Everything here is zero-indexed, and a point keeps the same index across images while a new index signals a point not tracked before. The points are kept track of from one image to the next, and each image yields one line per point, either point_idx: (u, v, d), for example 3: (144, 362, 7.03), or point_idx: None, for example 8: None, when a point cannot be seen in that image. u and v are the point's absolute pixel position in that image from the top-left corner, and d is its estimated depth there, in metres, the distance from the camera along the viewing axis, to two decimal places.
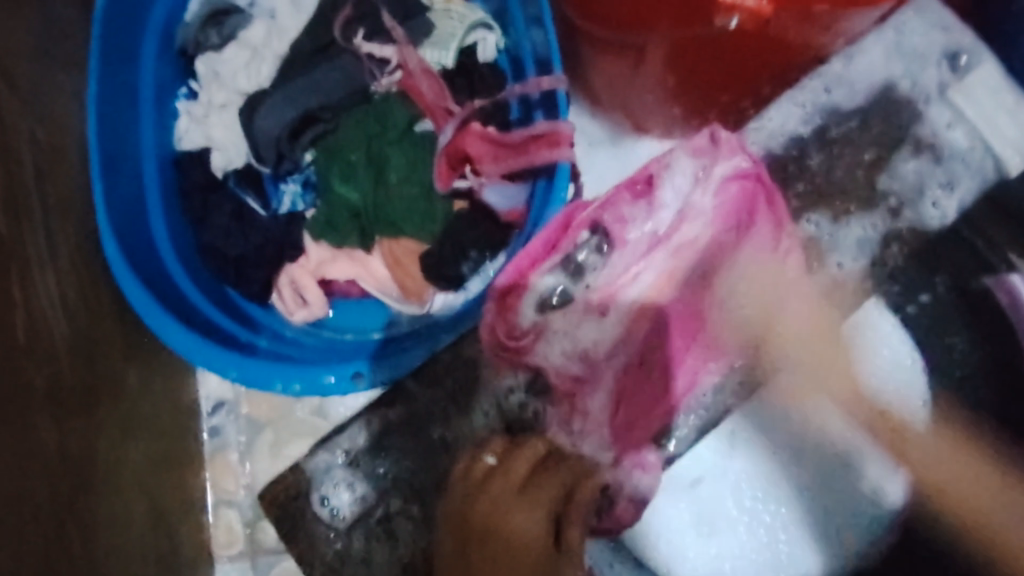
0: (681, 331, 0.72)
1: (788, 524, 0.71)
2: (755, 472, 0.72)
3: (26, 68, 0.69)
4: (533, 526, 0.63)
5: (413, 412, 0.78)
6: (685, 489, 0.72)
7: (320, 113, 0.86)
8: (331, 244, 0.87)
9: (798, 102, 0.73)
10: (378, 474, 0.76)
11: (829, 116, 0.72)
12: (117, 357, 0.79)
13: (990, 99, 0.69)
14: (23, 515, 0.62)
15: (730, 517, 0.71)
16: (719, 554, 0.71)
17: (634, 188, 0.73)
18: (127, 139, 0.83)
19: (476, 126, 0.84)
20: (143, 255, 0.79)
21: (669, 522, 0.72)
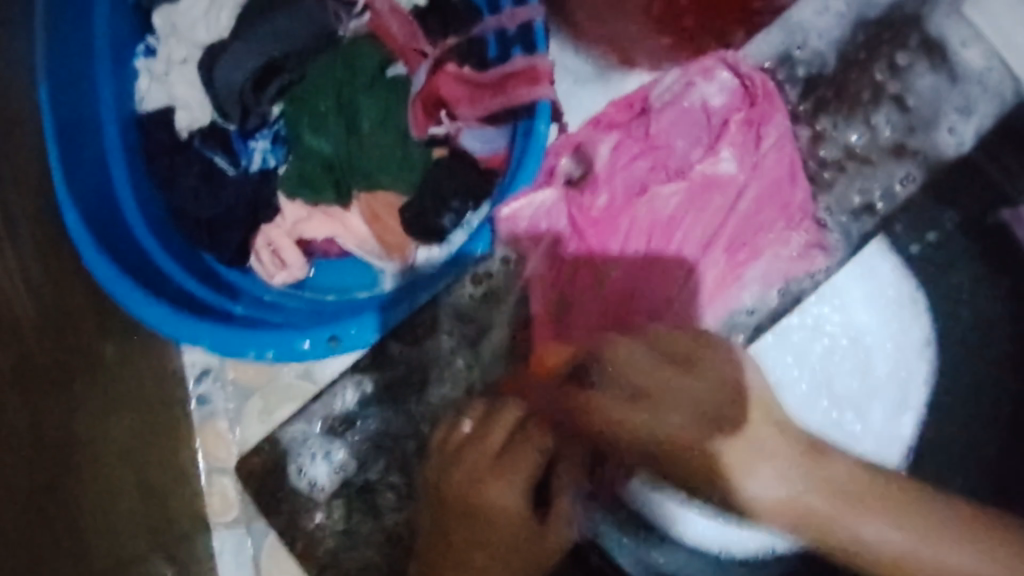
0: (690, 259, 0.71)
1: (807, 470, 0.66)
2: (781, 413, 0.67)
3: None
4: (509, 496, 0.62)
5: (392, 377, 0.73)
6: (692, 453, 0.69)
7: (284, 61, 0.81)
8: (306, 201, 0.83)
9: (787, 25, 0.72)
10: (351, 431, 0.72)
11: (814, 39, 0.71)
12: (90, 332, 0.76)
13: (1008, 15, 0.68)
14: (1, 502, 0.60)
15: None
16: None
17: (605, 124, 0.74)
18: (86, 102, 0.78)
19: (450, 67, 0.79)
20: (109, 227, 0.76)
21: (678, 472, 0.68)
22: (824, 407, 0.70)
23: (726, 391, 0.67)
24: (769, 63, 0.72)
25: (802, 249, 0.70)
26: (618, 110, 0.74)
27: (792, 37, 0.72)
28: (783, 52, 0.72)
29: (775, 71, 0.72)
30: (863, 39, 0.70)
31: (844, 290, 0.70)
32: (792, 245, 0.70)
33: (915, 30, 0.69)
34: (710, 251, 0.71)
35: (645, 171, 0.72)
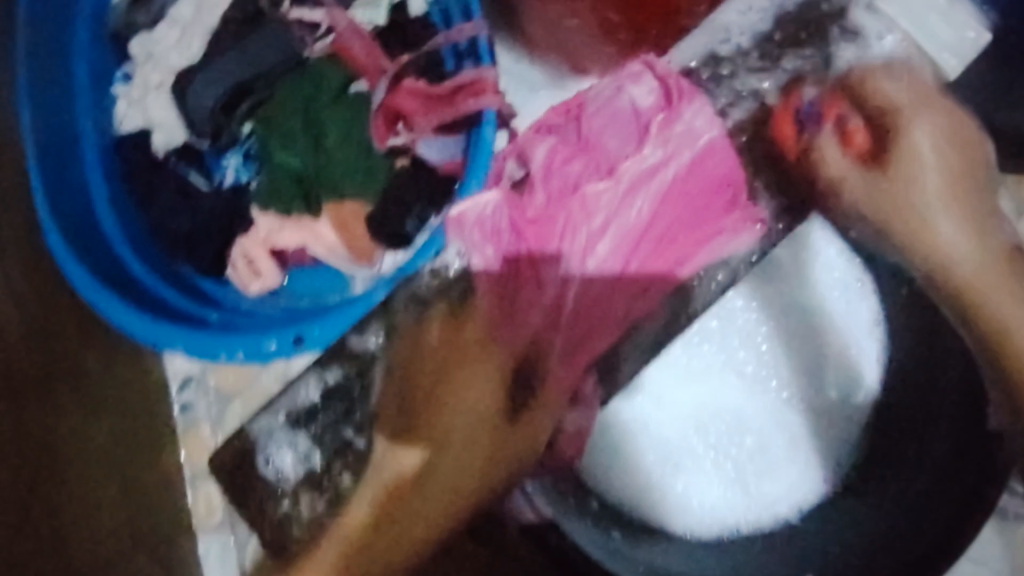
0: (636, 262, 0.70)
1: (753, 450, 0.83)
2: (723, 403, 0.83)
3: None
4: (447, 462, 0.64)
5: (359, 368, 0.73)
6: (646, 428, 0.82)
7: (253, 83, 0.85)
8: (277, 214, 0.87)
9: (712, 29, 0.72)
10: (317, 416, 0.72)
11: (739, 34, 0.70)
12: (73, 342, 0.82)
13: (921, 0, 0.71)
14: None
15: (693, 449, 0.83)
16: (685, 491, 0.82)
17: (545, 130, 0.76)
18: (66, 129, 0.84)
19: (408, 81, 0.83)
20: (87, 242, 0.82)
21: (643, 441, 0.82)
22: (808, 379, 0.83)
23: (682, 357, 0.82)
24: (695, 63, 0.72)
25: (754, 225, 0.68)
26: (556, 116, 0.77)
27: (719, 37, 0.71)
28: (711, 53, 0.71)
29: (698, 70, 0.71)
30: (784, 33, 0.69)
31: (977, 300, 0.66)
32: (749, 227, 0.68)
33: (834, 25, 0.69)
34: (641, 257, 0.70)
35: (579, 170, 0.73)
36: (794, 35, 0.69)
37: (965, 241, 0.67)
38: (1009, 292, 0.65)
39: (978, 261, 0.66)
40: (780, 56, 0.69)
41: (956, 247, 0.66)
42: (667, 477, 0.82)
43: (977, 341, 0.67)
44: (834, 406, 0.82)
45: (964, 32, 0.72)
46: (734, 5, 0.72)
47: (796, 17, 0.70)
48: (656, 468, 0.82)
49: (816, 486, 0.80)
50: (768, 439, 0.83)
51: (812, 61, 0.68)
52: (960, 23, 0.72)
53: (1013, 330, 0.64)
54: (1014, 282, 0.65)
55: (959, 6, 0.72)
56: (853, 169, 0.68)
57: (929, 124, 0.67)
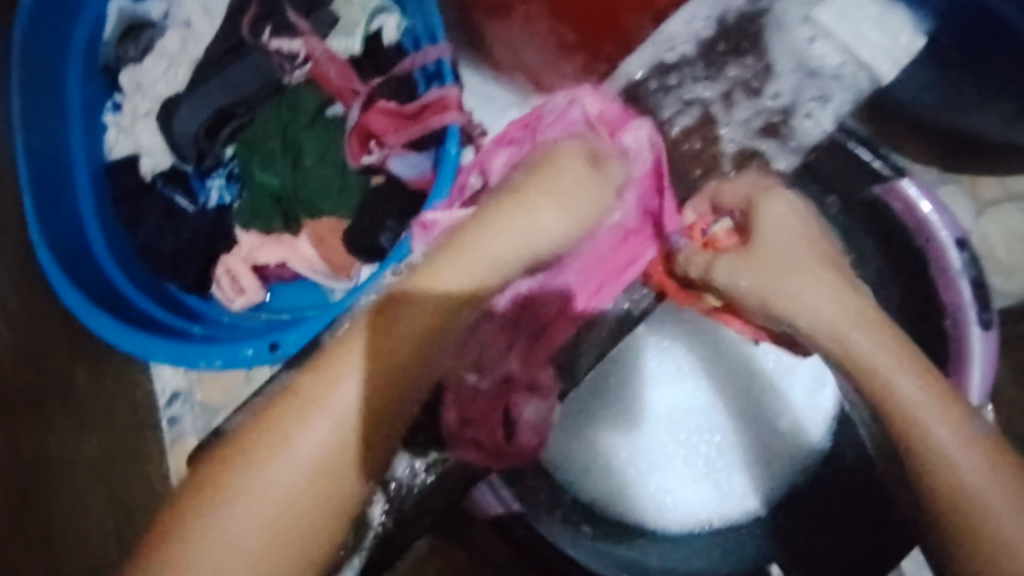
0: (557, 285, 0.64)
1: (722, 449, 0.85)
2: (692, 405, 0.86)
3: None
4: (349, 396, 0.52)
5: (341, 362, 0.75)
6: (619, 428, 0.86)
7: (235, 108, 0.90)
8: (259, 231, 0.91)
9: (659, 40, 0.77)
10: None
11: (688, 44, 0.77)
12: (66, 358, 0.87)
13: (857, 15, 0.77)
14: None
15: (665, 448, 0.86)
16: (657, 488, 0.84)
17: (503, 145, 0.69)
18: (57, 156, 0.89)
19: (380, 102, 0.87)
20: (76, 260, 0.87)
21: (612, 445, 0.86)
22: (749, 408, 0.86)
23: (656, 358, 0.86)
24: (646, 72, 0.76)
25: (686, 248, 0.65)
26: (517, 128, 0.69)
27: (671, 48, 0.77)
28: (660, 60, 0.77)
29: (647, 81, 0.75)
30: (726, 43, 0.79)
31: (883, 389, 0.57)
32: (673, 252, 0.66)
33: (768, 33, 0.79)
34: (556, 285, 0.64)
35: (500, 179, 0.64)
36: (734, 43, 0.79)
37: (861, 336, 0.58)
38: (908, 373, 0.57)
39: (877, 345, 0.58)
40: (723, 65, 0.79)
41: (893, 390, 0.56)
42: (638, 478, 0.85)
43: (890, 440, 0.58)
44: (791, 429, 0.84)
45: (899, 35, 0.77)
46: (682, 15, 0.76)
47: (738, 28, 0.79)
48: (628, 467, 0.85)
49: (761, 502, 0.83)
50: (732, 445, 0.85)
51: (752, 70, 0.79)
52: (892, 33, 0.77)
53: (922, 426, 0.55)
54: (893, 338, 0.58)
55: (894, 13, 0.76)
56: (723, 257, 0.62)
57: (783, 209, 0.64)
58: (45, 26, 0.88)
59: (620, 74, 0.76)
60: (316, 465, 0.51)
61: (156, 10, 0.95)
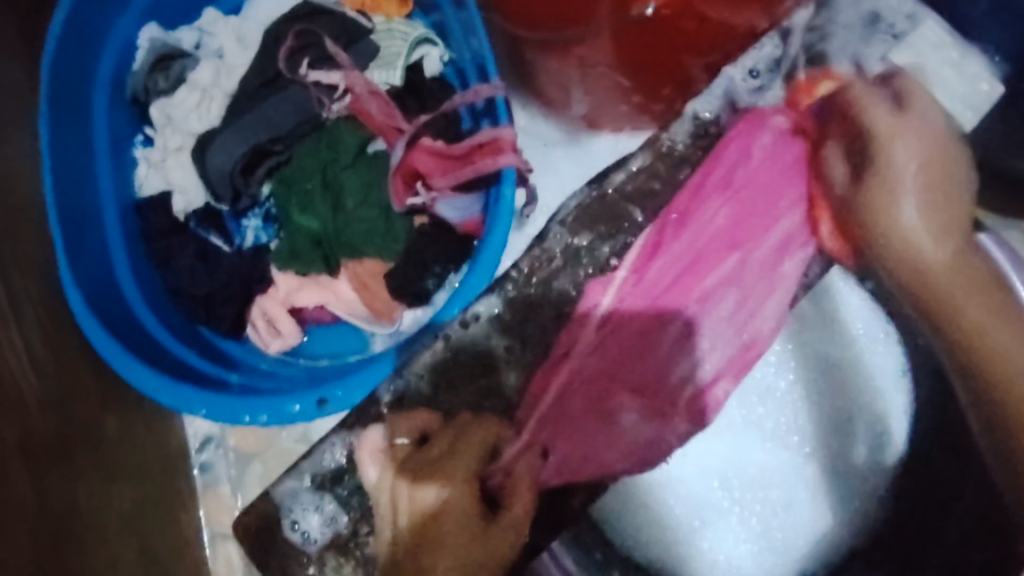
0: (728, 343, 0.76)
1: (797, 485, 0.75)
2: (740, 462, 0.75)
3: None
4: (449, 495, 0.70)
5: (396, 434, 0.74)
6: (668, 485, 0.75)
7: (272, 145, 0.86)
8: (297, 272, 0.87)
9: (718, 87, 0.76)
10: (337, 487, 0.73)
11: (770, 90, 0.75)
12: (94, 407, 0.82)
13: (935, 52, 0.75)
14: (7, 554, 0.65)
15: (717, 502, 0.75)
16: (711, 547, 0.75)
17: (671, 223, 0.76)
18: (85, 193, 0.85)
19: (425, 141, 0.84)
20: (106, 302, 0.83)
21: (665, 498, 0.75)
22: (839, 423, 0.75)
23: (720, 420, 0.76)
24: (710, 112, 0.76)
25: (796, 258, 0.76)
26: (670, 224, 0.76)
27: (742, 94, 0.76)
28: (732, 99, 0.76)
29: (717, 124, 0.76)
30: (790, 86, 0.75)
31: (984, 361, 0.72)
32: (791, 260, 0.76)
33: (822, 76, 0.75)
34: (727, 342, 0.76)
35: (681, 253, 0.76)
36: (808, 89, 0.75)
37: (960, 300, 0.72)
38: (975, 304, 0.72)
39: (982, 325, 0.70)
40: (801, 113, 0.75)
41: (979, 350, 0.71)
42: (695, 533, 0.75)
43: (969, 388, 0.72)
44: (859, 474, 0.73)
45: (978, 82, 0.75)
46: (740, 65, 0.76)
47: (807, 76, 0.75)
48: (682, 524, 0.75)
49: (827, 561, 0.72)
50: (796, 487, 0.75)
51: (832, 108, 0.75)
52: (973, 77, 0.75)
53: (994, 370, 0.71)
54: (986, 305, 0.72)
55: (973, 56, 0.76)
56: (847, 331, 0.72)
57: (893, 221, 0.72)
58: (72, 56, 0.84)
59: (687, 116, 0.77)
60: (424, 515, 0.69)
61: (188, 40, 0.91)
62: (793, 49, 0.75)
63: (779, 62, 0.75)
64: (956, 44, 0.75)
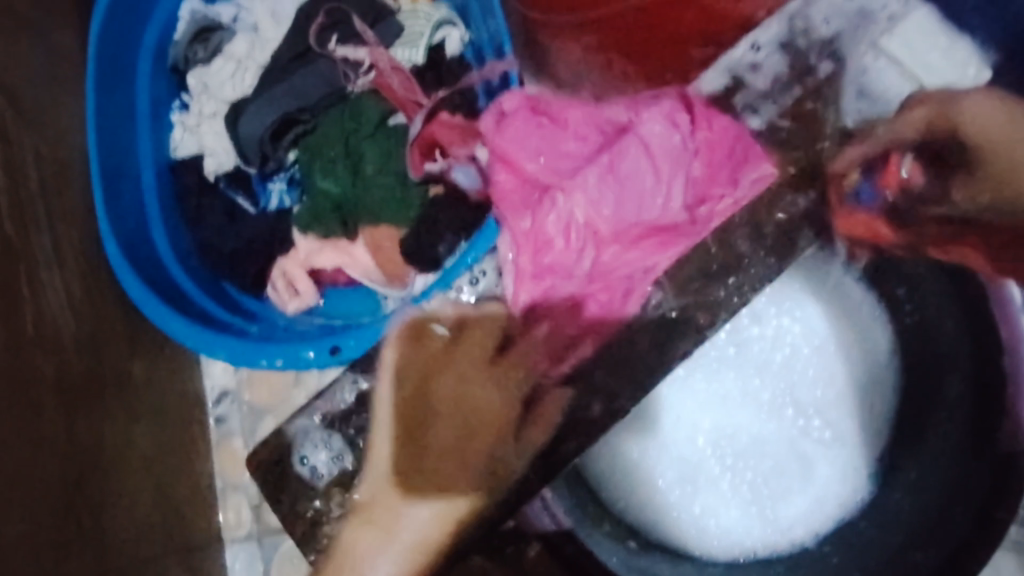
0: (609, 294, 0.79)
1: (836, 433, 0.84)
2: (733, 424, 0.85)
3: (35, 96, 0.79)
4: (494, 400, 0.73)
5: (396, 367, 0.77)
6: (662, 447, 0.85)
7: (300, 114, 0.92)
8: (318, 235, 0.93)
9: (718, 67, 0.79)
10: (353, 436, 0.73)
11: (768, 62, 0.76)
12: (123, 348, 0.88)
13: (923, 41, 0.82)
14: (36, 476, 0.71)
15: (710, 471, 0.85)
16: (721, 524, 0.83)
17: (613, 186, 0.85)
18: (125, 151, 0.91)
19: (444, 114, 0.90)
20: (142, 254, 0.89)
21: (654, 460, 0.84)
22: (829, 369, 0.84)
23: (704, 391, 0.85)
24: (716, 92, 0.80)
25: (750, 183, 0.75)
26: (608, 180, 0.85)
27: (741, 67, 0.77)
28: (735, 77, 0.78)
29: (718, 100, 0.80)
30: (793, 68, 0.75)
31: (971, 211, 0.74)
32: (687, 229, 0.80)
33: (833, 54, 0.75)
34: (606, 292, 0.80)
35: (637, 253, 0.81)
36: (819, 58, 0.75)
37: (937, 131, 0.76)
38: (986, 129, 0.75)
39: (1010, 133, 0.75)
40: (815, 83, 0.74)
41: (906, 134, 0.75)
42: (684, 500, 0.84)
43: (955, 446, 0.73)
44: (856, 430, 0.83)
45: (966, 68, 0.82)
46: (743, 41, 0.77)
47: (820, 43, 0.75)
48: (669, 495, 0.84)
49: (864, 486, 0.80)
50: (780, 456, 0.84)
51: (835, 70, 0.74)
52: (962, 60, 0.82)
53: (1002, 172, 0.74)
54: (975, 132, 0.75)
55: (961, 46, 0.82)
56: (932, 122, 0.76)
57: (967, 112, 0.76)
58: (117, 25, 0.90)
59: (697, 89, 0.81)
60: (442, 448, 0.71)
61: (226, 14, 0.97)
62: (805, 26, 0.76)
63: (780, 40, 0.76)
64: (947, 34, 0.82)
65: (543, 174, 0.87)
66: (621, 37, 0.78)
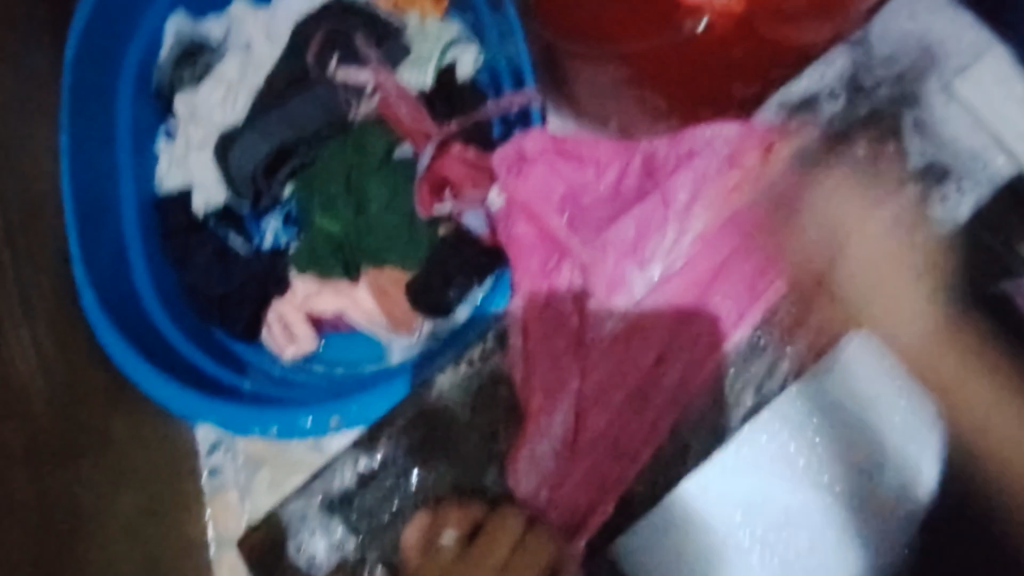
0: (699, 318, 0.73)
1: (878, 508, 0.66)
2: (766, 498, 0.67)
3: (1, 130, 0.71)
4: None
5: (428, 432, 0.75)
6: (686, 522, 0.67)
7: (294, 146, 0.83)
8: (316, 277, 0.85)
9: (782, 96, 0.75)
10: (354, 520, 0.73)
11: (829, 99, 0.73)
12: (101, 406, 0.80)
13: (997, 89, 0.67)
14: (4, 563, 0.63)
15: (739, 543, 0.67)
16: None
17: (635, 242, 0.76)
18: (103, 186, 0.83)
19: (455, 148, 0.81)
20: (122, 302, 0.81)
21: (682, 521, 0.67)
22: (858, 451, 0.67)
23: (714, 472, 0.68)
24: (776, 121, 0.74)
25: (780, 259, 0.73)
26: (628, 234, 0.76)
27: (794, 100, 0.74)
28: (787, 107, 0.74)
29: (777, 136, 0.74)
30: (850, 100, 0.72)
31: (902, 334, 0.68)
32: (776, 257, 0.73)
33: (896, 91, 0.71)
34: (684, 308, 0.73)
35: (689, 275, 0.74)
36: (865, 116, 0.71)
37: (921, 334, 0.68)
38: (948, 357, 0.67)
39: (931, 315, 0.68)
40: (842, 148, 0.72)
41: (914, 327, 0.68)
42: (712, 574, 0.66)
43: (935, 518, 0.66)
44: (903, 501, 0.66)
45: None
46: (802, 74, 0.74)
47: (888, 87, 0.71)
48: (710, 560, 0.67)
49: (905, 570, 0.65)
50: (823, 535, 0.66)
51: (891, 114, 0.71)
52: None
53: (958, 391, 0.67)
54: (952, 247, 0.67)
55: None
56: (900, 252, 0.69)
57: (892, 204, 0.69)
58: (95, 47, 0.82)
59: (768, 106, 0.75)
60: None
61: (216, 31, 0.89)
62: (868, 62, 0.72)
63: (846, 76, 0.73)
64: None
65: (570, 239, 0.77)
66: (656, 69, 0.71)
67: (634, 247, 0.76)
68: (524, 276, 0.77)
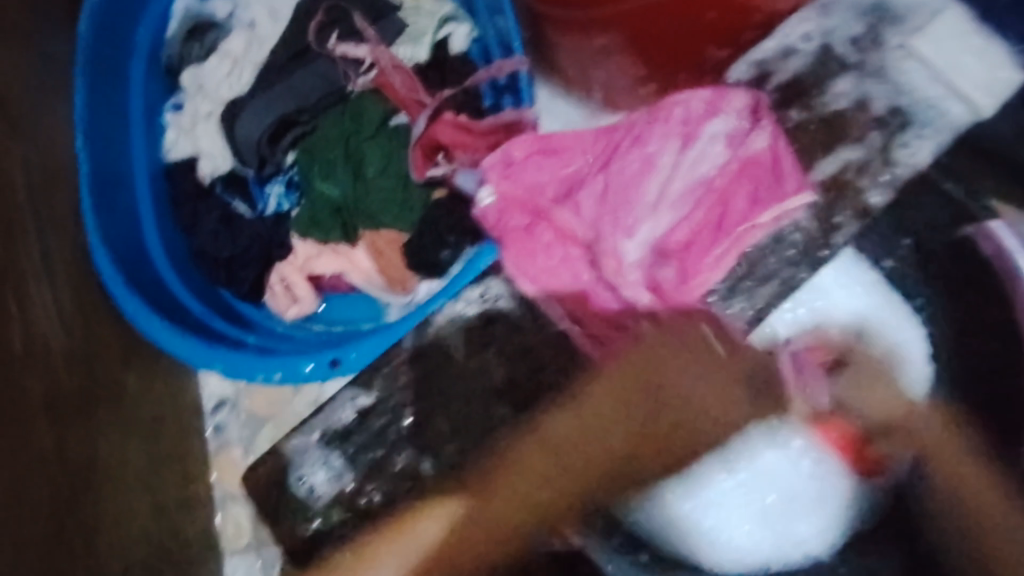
0: (677, 290, 0.74)
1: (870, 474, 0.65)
2: None
3: (24, 101, 0.76)
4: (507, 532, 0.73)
5: (426, 370, 0.79)
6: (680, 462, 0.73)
7: (298, 115, 0.89)
8: (317, 240, 0.89)
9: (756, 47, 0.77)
10: (353, 455, 0.78)
11: (797, 51, 0.75)
12: (115, 361, 0.85)
13: (957, 43, 0.68)
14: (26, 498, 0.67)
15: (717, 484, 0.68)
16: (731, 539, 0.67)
17: (615, 216, 0.78)
18: (117, 155, 0.88)
19: (447, 115, 0.87)
20: (133, 262, 0.85)
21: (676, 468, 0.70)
22: None
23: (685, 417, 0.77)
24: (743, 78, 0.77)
25: (784, 209, 0.71)
26: (607, 199, 0.79)
27: (765, 55, 0.76)
28: (760, 67, 0.76)
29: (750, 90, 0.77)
30: (818, 54, 0.74)
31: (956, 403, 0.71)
32: (773, 216, 0.72)
33: None
34: (670, 288, 0.74)
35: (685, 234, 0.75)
36: (842, 64, 0.72)
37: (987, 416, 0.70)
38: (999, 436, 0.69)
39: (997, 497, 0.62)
40: (824, 89, 0.73)
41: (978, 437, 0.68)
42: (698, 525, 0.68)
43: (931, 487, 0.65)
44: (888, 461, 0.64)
45: (996, 69, 0.67)
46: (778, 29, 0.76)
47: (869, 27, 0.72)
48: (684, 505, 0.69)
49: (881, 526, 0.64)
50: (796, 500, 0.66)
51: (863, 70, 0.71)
52: (996, 66, 0.67)
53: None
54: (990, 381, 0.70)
55: (996, 47, 0.67)
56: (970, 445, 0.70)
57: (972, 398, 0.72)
58: (108, 25, 0.87)
59: (746, 59, 0.77)
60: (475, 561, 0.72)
61: (221, 11, 0.94)
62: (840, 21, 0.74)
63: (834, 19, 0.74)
64: (982, 32, 0.68)
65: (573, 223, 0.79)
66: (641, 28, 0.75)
67: (613, 217, 0.78)
68: (509, 255, 0.80)
